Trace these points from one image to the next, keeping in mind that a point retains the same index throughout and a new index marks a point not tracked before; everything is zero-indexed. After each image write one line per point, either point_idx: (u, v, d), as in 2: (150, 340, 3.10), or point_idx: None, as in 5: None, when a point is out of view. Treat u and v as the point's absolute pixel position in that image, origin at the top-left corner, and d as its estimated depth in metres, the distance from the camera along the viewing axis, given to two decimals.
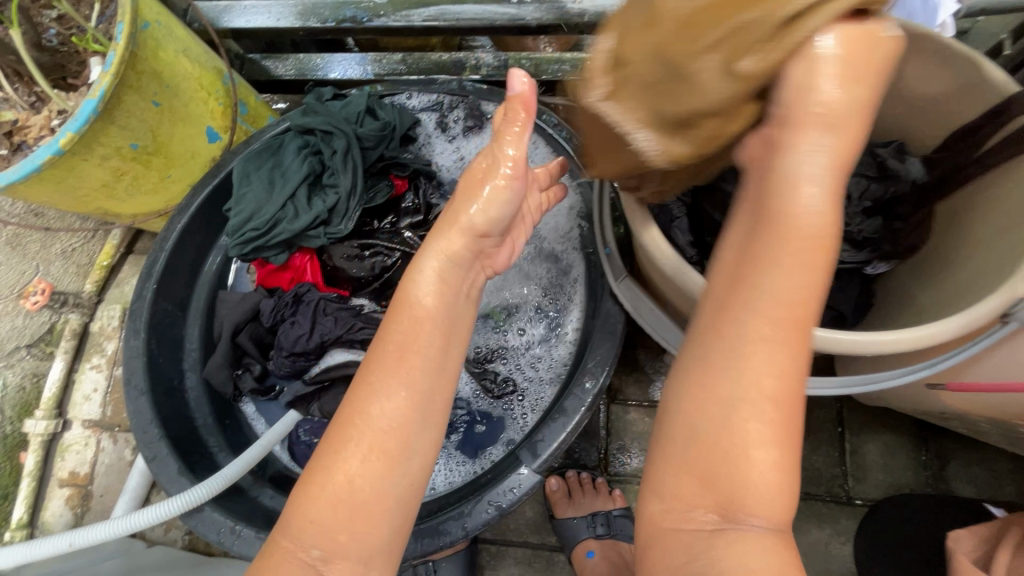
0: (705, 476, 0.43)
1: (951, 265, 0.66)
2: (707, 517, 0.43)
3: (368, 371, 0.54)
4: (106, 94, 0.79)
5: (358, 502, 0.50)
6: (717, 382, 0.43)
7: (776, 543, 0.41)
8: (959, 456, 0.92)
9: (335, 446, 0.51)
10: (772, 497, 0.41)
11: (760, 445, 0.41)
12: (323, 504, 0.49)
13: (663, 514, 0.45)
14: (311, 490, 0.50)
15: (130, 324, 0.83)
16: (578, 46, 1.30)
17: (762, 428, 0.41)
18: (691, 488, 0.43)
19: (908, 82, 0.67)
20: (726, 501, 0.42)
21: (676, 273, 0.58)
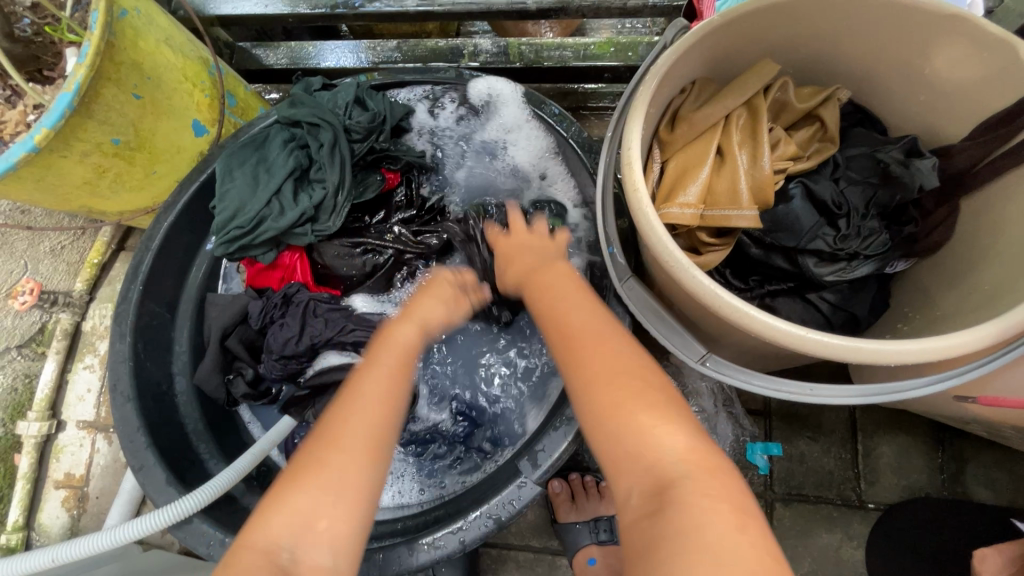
0: (636, 463, 0.47)
1: (980, 265, 0.61)
2: (641, 506, 0.45)
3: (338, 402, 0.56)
4: (83, 87, 0.75)
5: (325, 509, 0.49)
6: (606, 401, 0.51)
7: (711, 496, 0.43)
8: (977, 459, 0.88)
9: (294, 473, 0.51)
10: (679, 463, 0.46)
11: (655, 425, 0.48)
12: (295, 519, 0.49)
13: (627, 512, 0.47)
14: (267, 514, 0.50)
15: (116, 328, 0.81)
16: (580, 31, 1.25)
17: (650, 414, 0.49)
18: (626, 474, 0.47)
19: (935, 67, 0.62)
20: (652, 471, 0.46)
21: (685, 276, 0.54)
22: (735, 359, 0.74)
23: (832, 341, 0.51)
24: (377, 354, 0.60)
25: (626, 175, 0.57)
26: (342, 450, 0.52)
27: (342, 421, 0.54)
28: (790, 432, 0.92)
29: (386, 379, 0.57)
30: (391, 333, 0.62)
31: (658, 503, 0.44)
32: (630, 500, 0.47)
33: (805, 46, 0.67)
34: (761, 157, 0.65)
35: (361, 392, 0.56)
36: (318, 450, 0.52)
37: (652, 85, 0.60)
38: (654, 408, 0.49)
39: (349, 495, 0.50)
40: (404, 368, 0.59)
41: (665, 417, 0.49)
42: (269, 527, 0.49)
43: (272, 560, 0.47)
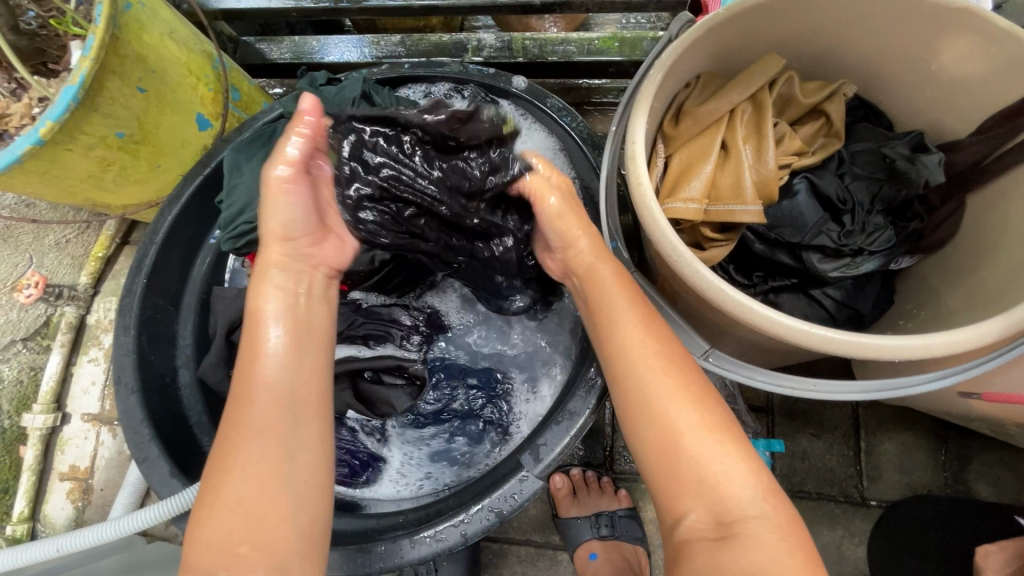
0: (697, 493, 0.53)
1: (985, 261, 0.61)
2: (702, 528, 0.53)
3: (238, 389, 0.59)
4: (87, 80, 0.75)
5: (260, 497, 0.54)
6: (667, 421, 0.56)
7: (786, 540, 0.51)
8: (980, 457, 0.88)
9: (224, 464, 0.56)
10: (760, 504, 0.52)
11: (724, 461, 0.54)
12: (228, 513, 0.54)
13: (680, 530, 0.54)
14: (204, 515, 0.55)
15: (120, 321, 0.81)
16: (585, 26, 1.24)
17: (722, 447, 0.54)
18: (686, 501, 0.54)
19: (942, 61, 0.62)
20: (721, 507, 0.52)
21: (687, 270, 0.54)
22: (738, 354, 0.74)
23: (836, 336, 0.51)
24: (253, 329, 0.61)
25: (630, 169, 0.57)
26: (250, 439, 0.56)
27: (239, 418, 0.57)
28: (792, 428, 0.92)
29: (281, 356, 0.59)
30: (263, 262, 0.64)
31: (719, 535, 0.52)
32: (686, 519, 0.54)
33: (811, 40, 0.67)
34: (765, 152, 0.64)
35: (260, 380, 0.58)
36: (225, 443, 0.57)
37: (658, 78, 0.59)
38: (715, 440, 0.55)
39: (271, 477, 0.55)
40: (302, 341, 0.61)
41: (732, 455, 0.54)
42: (211, 520, 0.54)
43: (216, 551, 0.53)
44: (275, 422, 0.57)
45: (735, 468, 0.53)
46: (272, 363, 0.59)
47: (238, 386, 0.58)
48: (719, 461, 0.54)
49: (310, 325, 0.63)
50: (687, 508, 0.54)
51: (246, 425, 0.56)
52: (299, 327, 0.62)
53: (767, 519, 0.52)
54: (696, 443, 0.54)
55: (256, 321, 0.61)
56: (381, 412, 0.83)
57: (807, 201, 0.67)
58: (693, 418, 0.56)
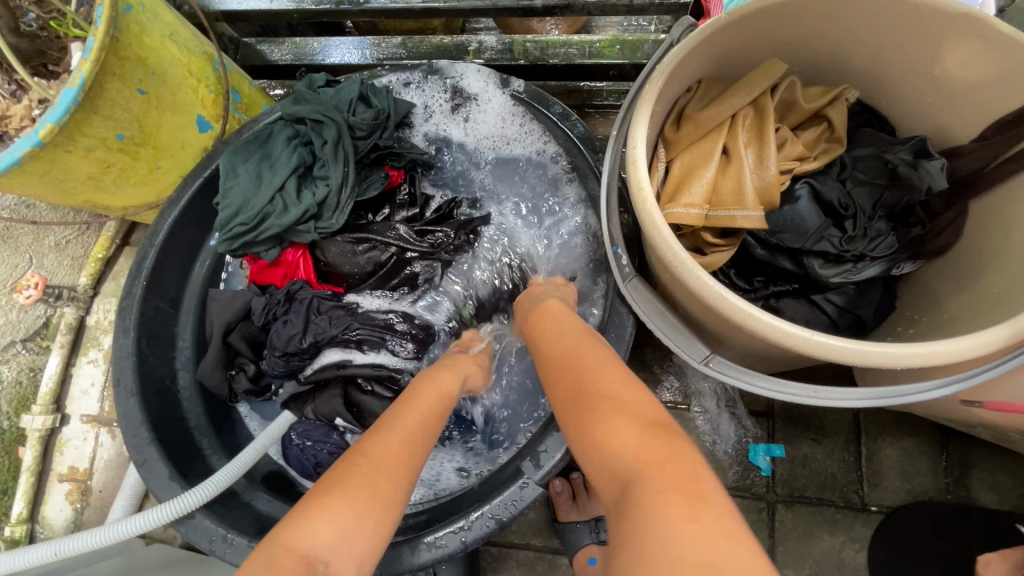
0: (609, 470, 0.47)
1: (988, 268, 0.61)
2: (655, 525, 0.41)
3: (397, 428, 0.58)
4: (87, 82, 0.74)
5: (357, 515, 0.49)
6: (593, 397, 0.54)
7: (748, 532, 0.40)
8: (981, 463, 0.88)
9: (349, 479, 0.51)
10: (650, 459, 0.45)
11: (625, 428, 0.48)
12: (337, 525, 0.47)
13: (608, 516, 0.46)
14: (315, 522, 0.47)
15: (119, 323, 0.81)
16: (586, 28, 1.24)
17: (625, 409, 0.51)
18: (638, 499, 0.43)
19: (946, 67, 0.61)
20: (677, 495, 0.42)
21: (689, 276, 0.54)
22: (739, 359, 0.74)
23: (839, 343, 0.50)
24: (411, 405, 0.63)
25: (630, 173, 0.57)
26: (390, 463, 0.54)
27: (382, 454, 0.54)
28: (793, 433, 0.92)
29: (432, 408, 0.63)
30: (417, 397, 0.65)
31: (678, 518, 0.41)
32: (608, 504, 0.47)
33: (813, 45, 0.67)
34: (767, 158, 0.64)
35: (405, 423, 0.59)
36: (381, 466, 0.53)
37: (659, 83, 0.59)
38: (623, 405, 0.51)
39: (383, 518, 0.50)
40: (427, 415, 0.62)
41: (634, 420, 0.49)
42: (321, 523, 0.47)
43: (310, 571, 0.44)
44: (406, 464, 0.55)
45: (695, 456, 0.46)
46: (415, 415, 0.61)
47: (384, 422, 0.59)
48: (678, 443, 0.46)
49: (446, 408, 0.66)
50: (644, 513, 0.42)
51: (405, 457, 0.55)
52: (446, 407, 0.66)
53: (730, 510, 0.42)
54: (654, 426, 0.48)
55: (421, 384, 0.67)
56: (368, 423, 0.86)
57: (808, 205, 0.67)
58: (654, 414, 0.50)
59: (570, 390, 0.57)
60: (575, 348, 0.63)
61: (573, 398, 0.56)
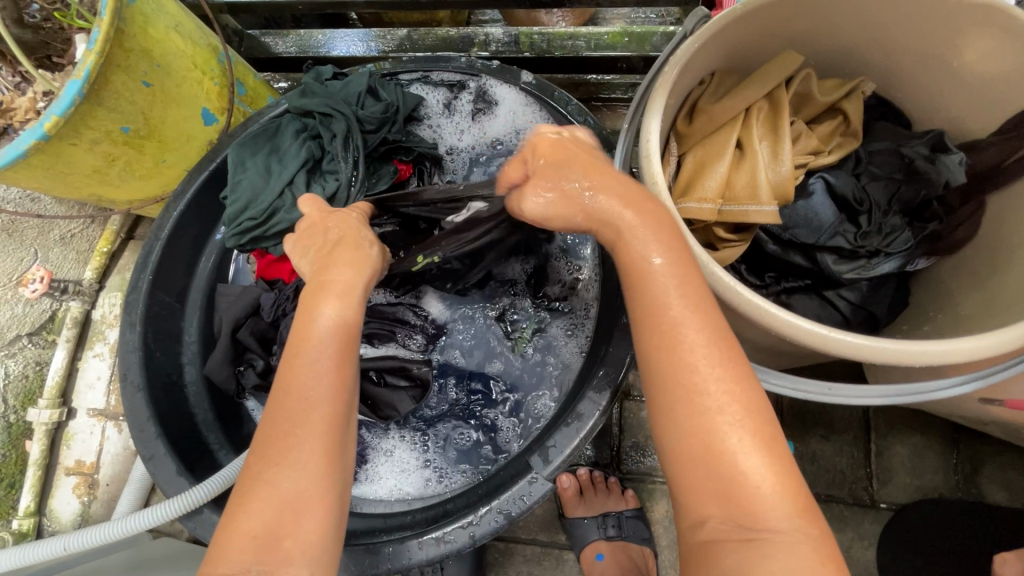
0: (722, 497, 0.45)
1: (1005, 265, 0.60)
2: (723, 527, 0.45)
3: (295, 382, 0.51)
4: (92, 74, 0.74)
5: (290, 491, 0.47)
6: (700, 394, 0.46)
7: (809, 554, 0.43)
8: (993, 460, 0.87)
9: (267, 463, 0.49)
10: (784, 504, 0.44)
11: (742, 448, 0.45)
12: (258, 514, 0.47)
13: (697, 530, 0.46)
14: (246, 504, 0.48)
15: (125, 317, 0.80)
16: (593, 20, 1.23)
17: (734, 418, 0.46)
18: (704, 503, 0.45)
19: (965, 59, 0.60)
20: (740, 510, 0.44)
21: (704, 272, 0.53)
22: (750, 355, 0.73)
23: (859, 341, 0.49)
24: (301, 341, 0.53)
25: (644, 168, 0.56)
26: (300, 436, 0.49)
27: (287, 414, 0.50)
28: (802, 430, 0.91)
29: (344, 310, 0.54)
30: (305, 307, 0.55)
31: (745, 538, 0.44)
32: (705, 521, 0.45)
33: (829, 37, 0.65)
34: (782, 153, 0.63)
35: (313, 376, 0.51)
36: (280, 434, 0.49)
37: (672, 75, 0.58)
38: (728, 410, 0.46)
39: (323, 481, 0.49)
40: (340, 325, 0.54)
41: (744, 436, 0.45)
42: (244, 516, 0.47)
43: (253, 552, 0.45)
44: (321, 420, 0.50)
45: (752, 455, 0.45)
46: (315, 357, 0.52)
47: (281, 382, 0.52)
48: (732, 443, 0.45)
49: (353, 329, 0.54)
50: (707, 510, 0.45)
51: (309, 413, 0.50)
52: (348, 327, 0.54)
53: (801, 530, 0.44)
54: (723, 428, 0.45)
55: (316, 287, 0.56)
56: (385, 414, 0.82)
57: (819, 203, 0.66)
58: (725, 422, 0.45)
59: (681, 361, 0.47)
60: (665, 283, 0.49)
61: (686, 388, 0.47)
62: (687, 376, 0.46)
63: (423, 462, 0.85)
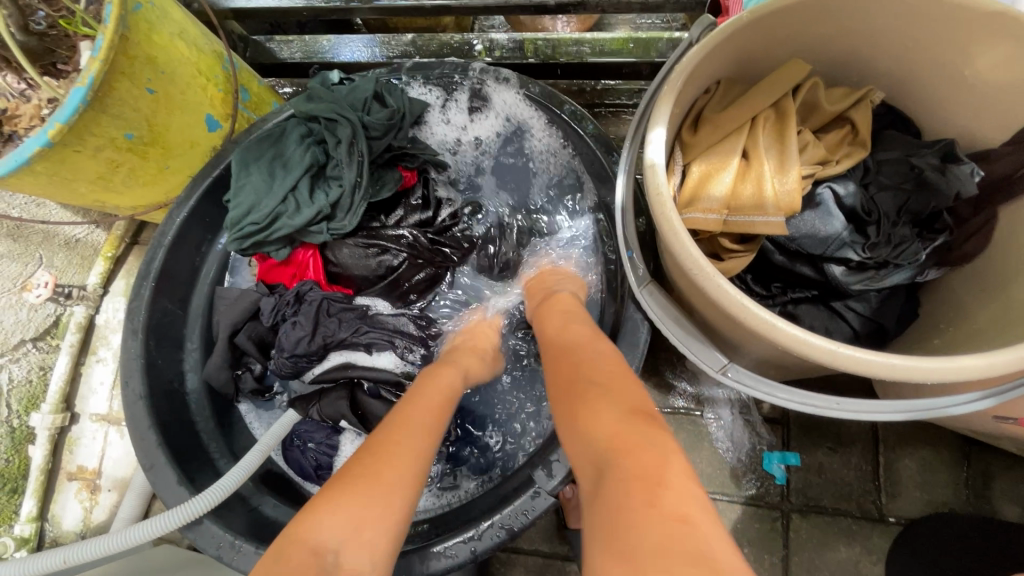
0: (595, 458, 0.47)
1: (1013, 278, 0.59)
2: (594, 487, 0.45)
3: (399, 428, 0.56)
4: (96, 81, 0.74)
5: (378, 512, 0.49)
6: (580, 395, 0.53)
7: (686, 482, 0.42)
8: (1004, 474, 0.86)
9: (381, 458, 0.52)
10: (630, 444, 0.45)
11: (602, 410, 0.49)
12: (367, 502, 0.48)
13: (586, 502, 0.46)
14: (318, 510, 0.48)
15: (127, 324, 0.80)
16: (598, 26, 1.22)
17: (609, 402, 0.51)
18: (585, 465, 0.48)
19: (976, 68, 0.59)
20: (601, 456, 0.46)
21: (709, 285, 0.52)
22: (755, 366, 0.72)
23: (869, 357, 0.48)
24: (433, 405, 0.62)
25: (648, 177, 0.55)
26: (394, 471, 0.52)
27: (370, 470, 0.51)
28: (808, 441, 0.90)
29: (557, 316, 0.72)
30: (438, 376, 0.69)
31: (602, 484, 0.44)
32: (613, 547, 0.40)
33: (838, 45, 0.64)
34: (789, 164, 0.62)
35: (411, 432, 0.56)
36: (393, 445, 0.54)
37: (678, 84, 0.57)
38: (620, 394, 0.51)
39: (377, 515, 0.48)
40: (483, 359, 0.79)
41: (616, 405, 0.50)
42: (328, 517, 0.47)
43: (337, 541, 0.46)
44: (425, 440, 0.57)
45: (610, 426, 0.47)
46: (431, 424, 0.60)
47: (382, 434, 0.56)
48: (602, 412, 0.49)
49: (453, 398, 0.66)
50: (582, 474, 0.48)
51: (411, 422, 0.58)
52: (451, 400, 0.66)
53: (668, 465, 0.43)
54: (601, 409, 0.50)
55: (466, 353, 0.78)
56: None
57: (831, 212, 0.65)
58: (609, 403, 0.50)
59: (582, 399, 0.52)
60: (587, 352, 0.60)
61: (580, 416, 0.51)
62: (575, 388, 0.54)
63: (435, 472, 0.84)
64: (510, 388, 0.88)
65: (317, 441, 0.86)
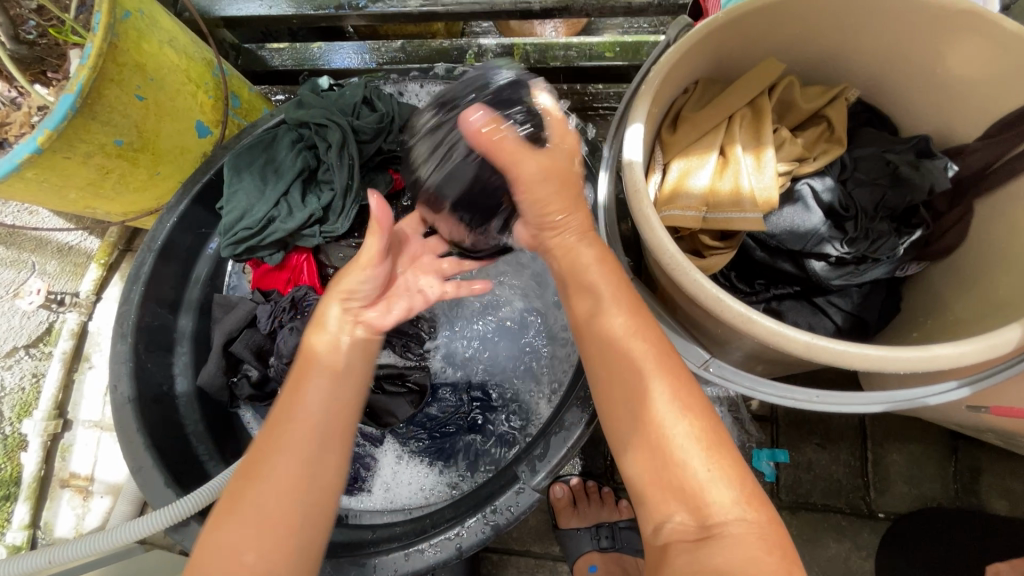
0: (662, 490, 0.50)
1: (989, 269, 0.60)
2: (682, 528, 0.49)
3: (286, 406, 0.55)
4: (84, 88, 0.75)
5: (256, 530, 0.50)
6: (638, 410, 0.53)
7: (761, 544, 0.46)
8: (992, 469, 0.86)
9: (264, 460, 0.53)
10: (728, 495, 0.48)
11: (689, 444, 0.50)
12: (252, 518, 0.50)
13: (658, 535, 0.51)
14: (223, 519, 0.51)
15: (117, 328, 0.81)
16: (586, 31, 1.24)
17: (684, 429, 0.51)
18: (665, 502, 0.50)
19: (947, 65, 0.60)
20: (692, 503, 0.49)
21: (685, 279, 0.52)
22: (739, 363, 0.72)
23: (843, 347, 0.48)
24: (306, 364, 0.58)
25: (627, 175, 0.56)
26: (272, 466, 0.52)
27: (258, 458, 0.53)
28: (797, 438, 0.90)
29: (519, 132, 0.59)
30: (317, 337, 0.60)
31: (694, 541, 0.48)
32: (666, 525, 0.50)
33: (814, 43, 0.65)
34: (766, 163, 0.63)
35: (304, 396, 0.55)
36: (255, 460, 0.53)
37: (655, 82, 0.58)
38: (657, 375, 0.53)
39: (276, 514, 0.51)
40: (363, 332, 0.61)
41: (675, 421, 0.51)
42: (226, 529, 0.50)
43: (225, 563, 0.48)
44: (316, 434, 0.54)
45: (696, 458, 0.50)
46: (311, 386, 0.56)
47: (279, 413, 0.55)
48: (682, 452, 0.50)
49: (366, 341, 0.61)
50: (670, 510, 0.50)
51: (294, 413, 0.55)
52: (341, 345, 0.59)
53: (746, 519, 0.48)
54: (676, 443, 0.50)
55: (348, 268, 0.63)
56: (385, 422, 0.83)
57: (808, 209, 0.66)
58: (669, 422, 0.51)
59: (616, 396, 0.55)
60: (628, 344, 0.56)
61: (637, 425, 0.53)
62: (621, 400, 0.55)
63: (428, 472, 0.85)
64: (511, 380, 0.87)
65: None
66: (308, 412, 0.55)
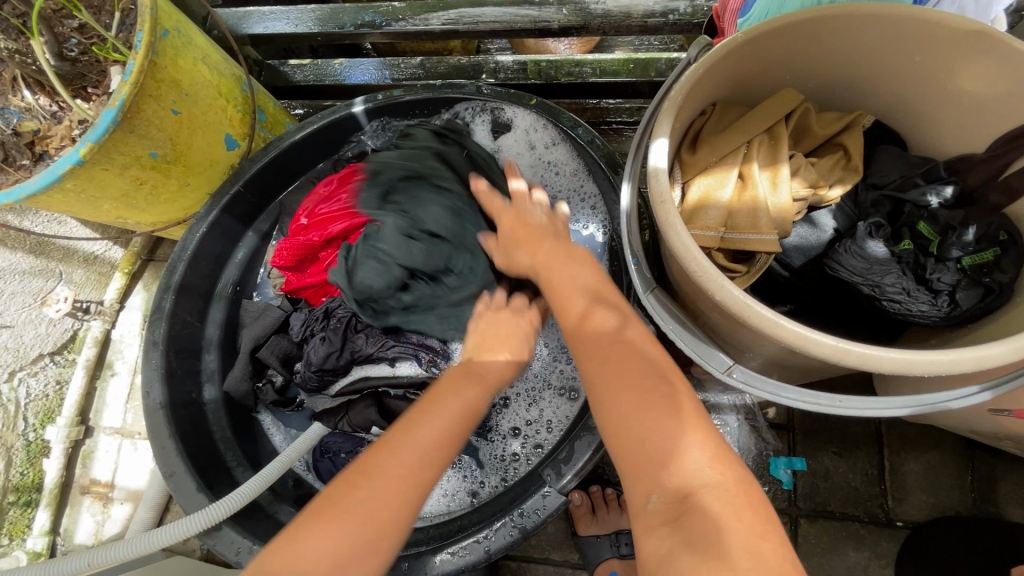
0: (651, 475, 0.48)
1: None
2: (660, 507, 0.46)
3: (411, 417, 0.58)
4: (125, 103, 0.78)
5: (362, 522, 0.50)
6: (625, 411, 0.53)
7: (740, 514, 0.43)
8: (1010, 477, 0.87)
9: (379, 459, 0.54)
10: (716, 479, 0.45)
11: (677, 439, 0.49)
12: (357, 507, 0.51)
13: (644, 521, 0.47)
14: (316, 519, 0.50)
15: (148, 336, 0.83)
16: (600, 47, 1.28)
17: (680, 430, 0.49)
18: (646, 484, 0.48)
19: (958, 83, 0.63)
20: (671, 483, 0.46)
21: (711, 284, 0.54)
22: (760, 370, 0.74)
23: (865, 351, 0.50)
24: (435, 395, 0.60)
25: (653, 183, 0.58)
26: (388, 464, 0.54)
27: (376, 454, 0.54)
28: (814, 446, 0.91)
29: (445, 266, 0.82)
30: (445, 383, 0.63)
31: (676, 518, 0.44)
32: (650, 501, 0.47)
33: (830, 62, 0.68)
34: (781, 182, 0.66)
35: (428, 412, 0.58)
36: (369, 461, 0.54)
37: (678, 98, 0.60)
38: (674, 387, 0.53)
39: (384, 509, 0.51)
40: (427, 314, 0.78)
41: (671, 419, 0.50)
42: (328, 525, 0.49)
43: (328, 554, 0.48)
44: (435, 447, 0.56)
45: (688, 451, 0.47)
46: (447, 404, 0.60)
47: (397, 429, 0.57)
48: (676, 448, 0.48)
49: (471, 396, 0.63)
50: (645, 490, 0.48)
51: (419, 422, 0.57)
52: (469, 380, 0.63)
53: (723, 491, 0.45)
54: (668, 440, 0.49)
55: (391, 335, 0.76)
56: None
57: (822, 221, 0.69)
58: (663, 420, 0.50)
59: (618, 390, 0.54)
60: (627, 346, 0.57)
61: (634, 429, 0.51)
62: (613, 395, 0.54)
63: (448, 480, 0.86)
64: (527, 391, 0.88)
65: (348, 451, 0.88)
66: (431, 424, 0.58)
